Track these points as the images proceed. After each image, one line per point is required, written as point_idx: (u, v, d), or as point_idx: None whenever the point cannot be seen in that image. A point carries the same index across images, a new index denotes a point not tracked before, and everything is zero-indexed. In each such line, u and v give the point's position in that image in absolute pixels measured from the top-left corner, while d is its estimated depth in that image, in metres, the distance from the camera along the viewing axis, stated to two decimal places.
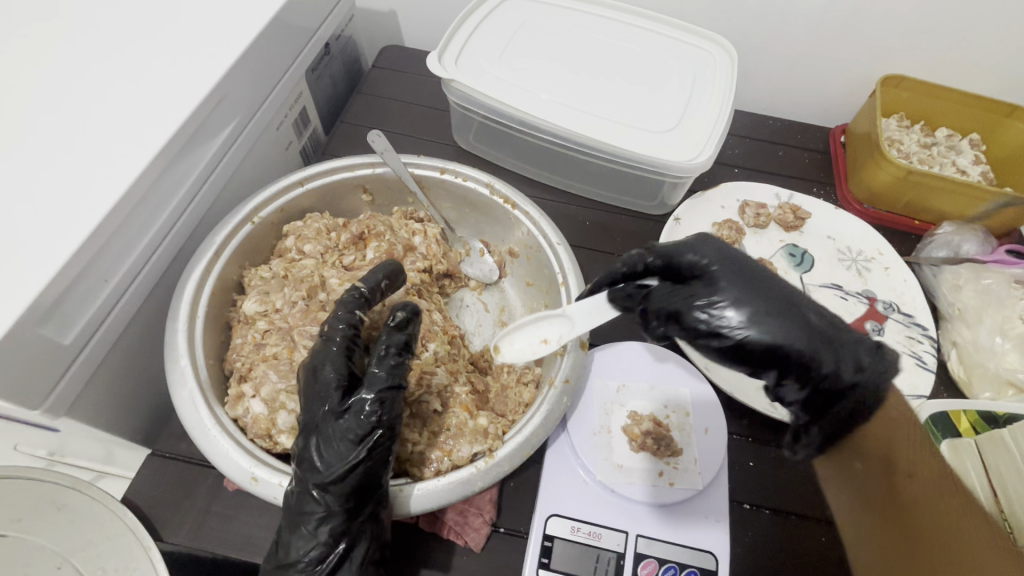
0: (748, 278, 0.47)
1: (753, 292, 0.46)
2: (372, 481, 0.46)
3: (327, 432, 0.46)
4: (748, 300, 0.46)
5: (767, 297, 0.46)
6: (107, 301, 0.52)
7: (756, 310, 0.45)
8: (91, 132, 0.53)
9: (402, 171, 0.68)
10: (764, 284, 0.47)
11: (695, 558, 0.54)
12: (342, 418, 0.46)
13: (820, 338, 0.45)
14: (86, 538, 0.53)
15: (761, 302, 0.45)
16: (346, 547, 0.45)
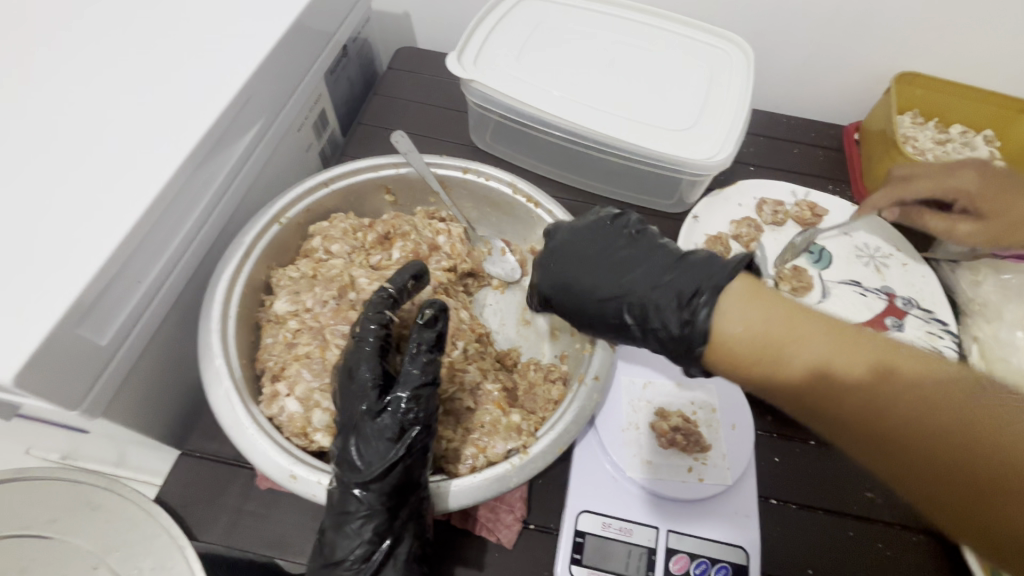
0: (593, 260, 0.54)
1: (599, 258, 0.53)
2: (413, 478, 0.46)
3: (365, 431, 0.46)
4: (573, 286, 0.53)
5: (595, 272, 0.53)
6: (140, 302, 0.52)
7: (591, 284, 0.52)
8: (123, 134, 0.54)
9: (425, 171, 0.68)
10: (607, 253, 0.54)
11: (726, 552, 0.54)
12: (379, 417, 0.46)
13: (649, 280, 0.50)
14: (121, 538, 0.53)
15: (588, 273, 0.53)
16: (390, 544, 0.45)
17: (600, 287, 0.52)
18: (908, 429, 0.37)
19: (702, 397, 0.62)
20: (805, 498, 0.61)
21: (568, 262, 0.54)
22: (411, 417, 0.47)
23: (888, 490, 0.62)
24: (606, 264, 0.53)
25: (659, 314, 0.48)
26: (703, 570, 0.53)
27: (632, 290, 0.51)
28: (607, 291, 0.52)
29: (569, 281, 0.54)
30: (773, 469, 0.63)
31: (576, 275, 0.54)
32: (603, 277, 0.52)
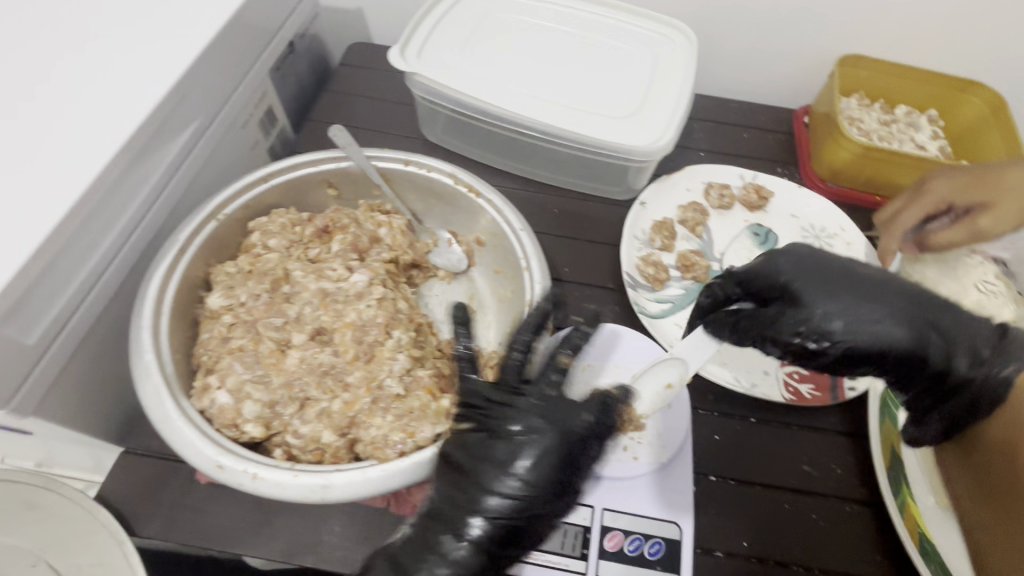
0: (844, 275, 0.52)
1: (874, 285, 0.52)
2: (497, 467, 0.49)
3: (514, 437, 0.50)
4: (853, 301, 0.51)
5: (828, 286, 0.52)
6: (70, 300, 0.53)
7: (837, 306, 0.51)
8: (49, 134, 0.53)
9: (366, 165, 0.69)
10: (827, 274, 0.53)
11: (659, 527, 0.55)
12: (529, 421, 0.51)
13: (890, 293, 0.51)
14: (61, 535, 0.54)
15: (852, 298, 0.51)
16: (456, 528, 0.48)
17: (829, 303, 0.51)
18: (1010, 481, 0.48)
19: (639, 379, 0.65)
20: (742, 473, 0.62)
21: (811, 286, 0.52)
22: (472, 419, 0.52)
23: (824, 463, 0.64)
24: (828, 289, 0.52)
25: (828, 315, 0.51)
26: (637, 545, 0.55)
27: (889, 325, 0.50)
28: (885, 326, 0.50)
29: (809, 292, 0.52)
30: (712, 446, 0.64)
31: (818, 294, 0.52)
32: (835, 293, 0.52)
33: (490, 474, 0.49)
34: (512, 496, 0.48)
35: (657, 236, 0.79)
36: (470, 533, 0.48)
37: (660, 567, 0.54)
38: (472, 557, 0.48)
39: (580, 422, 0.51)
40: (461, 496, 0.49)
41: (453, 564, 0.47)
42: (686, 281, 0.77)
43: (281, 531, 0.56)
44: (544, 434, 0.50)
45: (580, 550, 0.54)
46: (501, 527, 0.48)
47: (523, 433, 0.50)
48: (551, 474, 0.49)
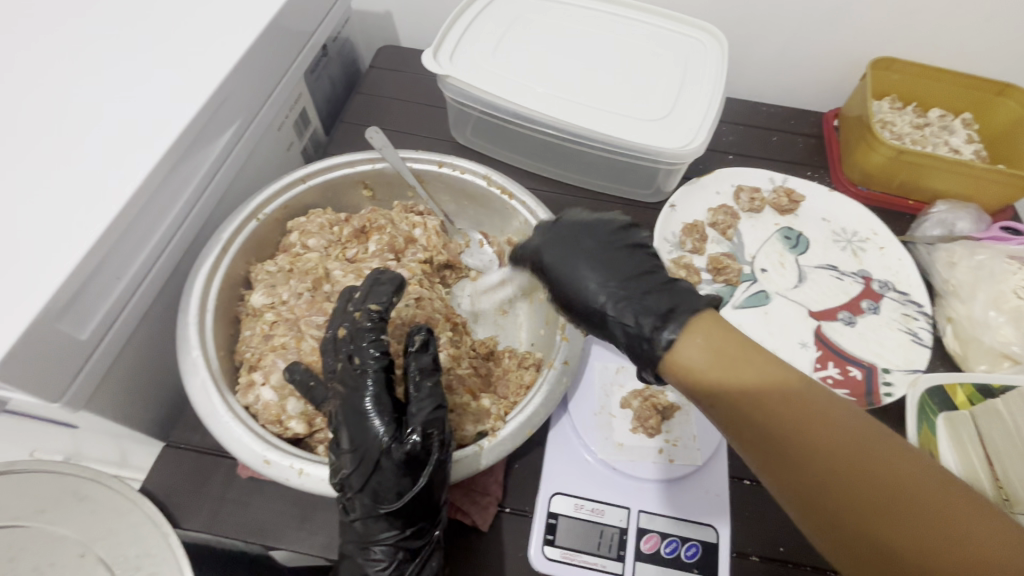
0: (571, 250, 0.55)
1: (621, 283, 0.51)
2: (361, 440, 0.47)
3: (345, 428, 0.48)
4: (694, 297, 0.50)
5: (582, 257, 0.54)
6: (121, 297, 0.54)
7: (577, 274, 0.53)
8: (99, 134, 0.55)
9: (401, 166, 0.70)
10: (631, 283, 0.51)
11: (696, 531, 0.55)
12: (340, 413, 0.48)
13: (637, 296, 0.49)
14: (108, 527, 0.55)
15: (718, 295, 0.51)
16: (369, 512, 0.47)
17: (597, 278, 0.52)
18: (839, 473, 0.37)
19: None
20: None
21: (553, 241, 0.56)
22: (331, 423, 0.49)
23: None
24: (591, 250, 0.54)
25: (630, 312, 0.48)
26: (673, 548, 0.55)
27: (597, 282, 0.52)
28: (592, 287, 0.52)
29: (553, 261, 0.56)
30: None
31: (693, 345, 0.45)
32: (592, 263, 0.53)
33: (360, 448, 0.47)
34: (360, 467, 0.46)
35: (688, 239, 0.80)
36: (368, 512, 0.47)
37: (698, 570, 0.53)
38: (399, 521, 0.47)
39: (368, 377, 0.48)
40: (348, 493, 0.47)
41: (388, 532, 0.48)
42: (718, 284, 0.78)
43: (323, 527, 0.56)
44: (348, 404, 0.48)
45: (617, 552, 0.54)
46: (401, 490, 0.47)
47: (344, 410, 0.48)
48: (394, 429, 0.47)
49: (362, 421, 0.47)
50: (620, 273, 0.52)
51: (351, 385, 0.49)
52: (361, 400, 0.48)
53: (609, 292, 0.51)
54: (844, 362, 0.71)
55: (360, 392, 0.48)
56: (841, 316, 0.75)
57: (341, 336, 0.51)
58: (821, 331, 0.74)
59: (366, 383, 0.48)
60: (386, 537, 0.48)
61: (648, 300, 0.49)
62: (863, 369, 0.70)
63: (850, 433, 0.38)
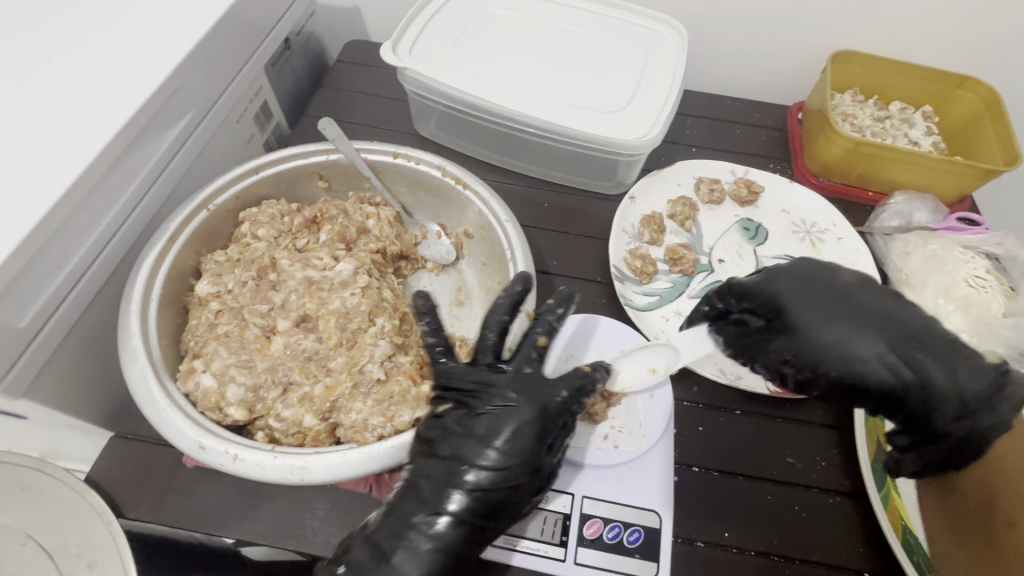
0: (829, 296, 0.57)
1: (868, 324, 0.55)
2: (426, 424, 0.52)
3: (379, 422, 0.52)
4: (839, 344, 0.55)
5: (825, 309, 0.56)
6: (62, 286, 0.54)
7: (837, 334, 0.55)
8: (41, 123, 0.55)
9: (355, 157, 0.70)
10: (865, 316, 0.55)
11: (639, 516, 0.56)
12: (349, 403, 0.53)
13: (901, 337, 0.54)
14: (49, 516, 0.55)
15: (852, 325, 0.55)
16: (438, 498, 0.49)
17: (833, 331, 0.55)
18: None
19: None
20: (726, 464, 0.63)
21: (801, 282, 0.58)
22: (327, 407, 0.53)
23: (809, 455, 0.64)
24: (820, 299, 0.57)
25: (827, 342, 0.55)
26: (616, 533, 0.55)
27: (862, 339, 0.54)
28: (866, 350, 0.54)
29: (798, 308, 0.57)
30: (693, 437, 0.64)
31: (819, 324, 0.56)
32: (834, 314, 0.56)
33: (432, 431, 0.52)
34: (395, 448, 0.50)
35: (645, 230, 0.80)
36: (445, 507, 0.48)
37: (640, 555, 0.54)
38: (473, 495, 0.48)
39: (557, 397, 0.52)
40: (421, 489, 0.49)
41: (445, 515, 0.48)
42: (674, 275, 0.78)
43: (267, 515, 0.56)
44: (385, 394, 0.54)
45: (559, 538, 0.55)
46: (453, 463, 0.50)
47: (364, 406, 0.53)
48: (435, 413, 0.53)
49: (466, 432, 0.51)
50: (881, 325, 0.55)
51: (532, 392, 0.52)
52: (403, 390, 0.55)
53: (881, 344, 0.54)
54: None
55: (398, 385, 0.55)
56: None
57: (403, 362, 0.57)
58: None
59: (508, 393, 0.52)
60: (437, 544, 0.47)
61: (899, 337, 0.54)
62: None
63: None
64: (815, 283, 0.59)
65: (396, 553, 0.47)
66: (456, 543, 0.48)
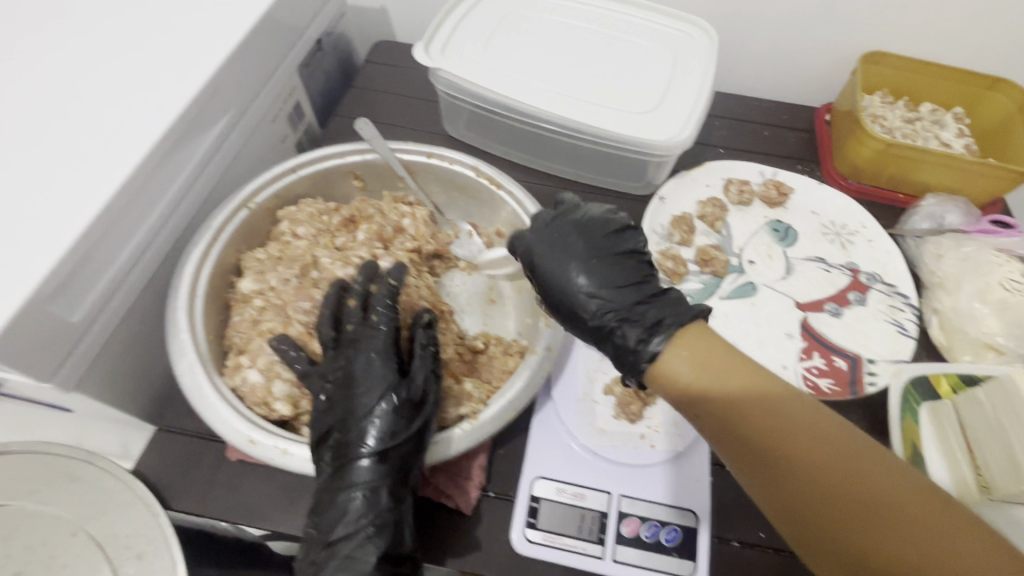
0: (598, 244, 0.55)
1: (600, 262, 0.54)
2: (355, 397, 0.49)
3: (332, 391, 0.50)
4: (559, 265, 0.55)
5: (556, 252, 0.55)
6: (111, 282, 0.55)
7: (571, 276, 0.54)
8: (92, 123, 0.56)
9: (390, 156, 0.71)
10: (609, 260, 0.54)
11: (676, 515, 0.56)
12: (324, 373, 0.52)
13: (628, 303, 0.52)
14: (98, 507, 0.56)
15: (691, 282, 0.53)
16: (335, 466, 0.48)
17: (581, 273, 0.53)
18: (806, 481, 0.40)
19: None
20: None
21: (540, 236, 0.56)
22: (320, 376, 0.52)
23: None
24: (585, 253, 0.54)
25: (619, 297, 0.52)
26: (653, 532, 0.55)
27: (585, 282, 0.53)
28: (590, 299, 0.53)
29: (544, 260, 0.55)
30: None
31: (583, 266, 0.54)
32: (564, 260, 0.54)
33: (358, 399, 0.49)
34: (344, 416, 0.49)
35: (675, 231, 0.80)
36: (358, 448, 0.47)
37: (677, 554, 0.54)
38: (374, 466, 0.47)
39: (378, 330, 0.52)
40: (343, 431, 0.48)
41: (360, 486, 0.47)
42: (705, 275, 0.78)
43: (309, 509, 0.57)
44: (343, 363, 0.51)
45: (597, 535, 0.55)
46: (391, 432, 0.48)
47: (330, 374, 0.51)
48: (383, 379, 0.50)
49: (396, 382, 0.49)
50: (615, 274, 0.54)
51: (365, 338, 0.52)
52: (357, 356, 0.51)
53: (591, 279, 0.53)
54: (828, 352, 0.71)
55: (364, 349, 0.51)
56: (828, 308, 0.76)
57: (351, 306, 0.54)
58: (806, 321, 0.74)
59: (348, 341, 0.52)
60: (359, 508, 0.46)
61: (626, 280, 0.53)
62: (848, 360, 0.71)
63: (814, 422, 0.42)
64: (557, 237, 0.56)
65: (348, 496, 0.46)
66: (376, 483, 0.47)
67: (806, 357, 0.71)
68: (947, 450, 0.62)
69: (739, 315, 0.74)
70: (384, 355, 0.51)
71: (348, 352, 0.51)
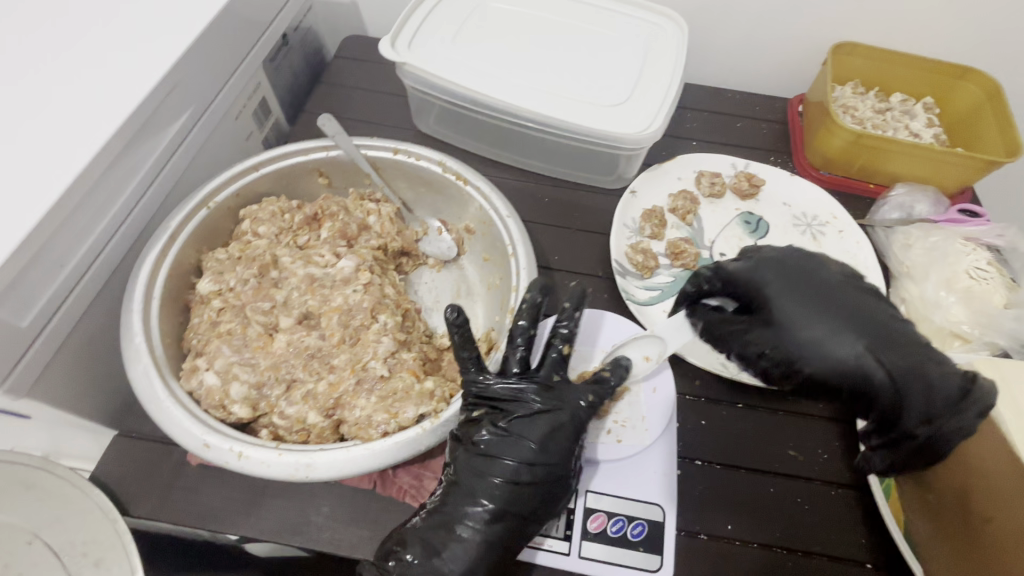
0: (820, 291, 0.56)
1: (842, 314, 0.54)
2: (520, 440, 0.55)
3: (505, 432, 0.55)
4: (819, 329, 0.54)
5: (805, 299, 0.56)
6: (63, 285, 0.54)
7: (816, 333, 0.54)
8: (40, 122, 0.54)
9: (355, 153, 0.70)
10: (826, 296, 0.56)
11: (643, 510, 0.56)
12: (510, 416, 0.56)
13: (898, 348, 0.53)
14: (56, 513, 0.55)
15: (811, 310, 0.55)
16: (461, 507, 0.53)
17: (814, 327, 0.54)
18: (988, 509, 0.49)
19: None
20: (728, 457, 0.63)
21: (778, 271, 0.58)
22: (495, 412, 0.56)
23: (811, 448, 0.64)
24: (815, 304, 0.55)
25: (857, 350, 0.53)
26: (620, 527, 0.56)
27: (837, 340, 0.53)
28: (844, 350, 0.53)
29: (781, 302, 0.57)
30: (696, 429, 0.64)
31: (802, 317, 0.55)
32: (813, 310, 0.55)
33: (512, 445, 0.54)
34: (507, 459, 0.54)
35: (647, 225, 0.79)
36: (498, 501, 0.53)
37: (644, 548, 0.54)
38: (506, 510, 0.53)
39: (582, 402, 0.57)
40: (467, 484, 0.54)
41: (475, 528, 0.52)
42: (675, 269, 0.77)
43: (271, 513, 0.56)
44: (553, 409, 0.56)
45: (563, 531, 0.56)
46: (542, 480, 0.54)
47: (530, 412, 0.56)
48: (563, 439, 0.55)
49: (507, 432, 0.55)
50: (862, 320, 0.54)
51: (562, 405, 0.56)
52: (552, 406, 0.56)
53: (858, 335, 0.53)
54: None
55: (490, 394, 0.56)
56: None
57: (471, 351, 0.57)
58: None
59: (529, 404, 0.56)
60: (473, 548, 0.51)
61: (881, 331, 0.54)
62: None
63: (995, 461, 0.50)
64: (817, 293, 0.56)
65: (444, 547, 0.51)
66: (501, 535, 0.52)
67: None
68: None
69: None
70: (576, 430, 0.56)
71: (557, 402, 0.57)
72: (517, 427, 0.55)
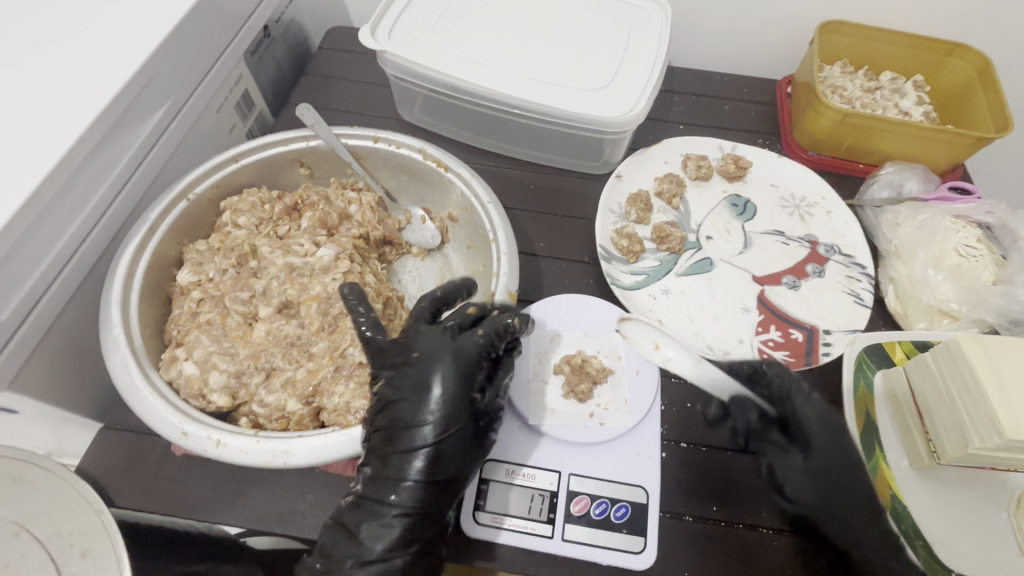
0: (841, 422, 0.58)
1: (847, 448, 0.57)
2: (416, 404, 0.50)
3: (400, 403, 0.50)
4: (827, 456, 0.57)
5: (832, 433, 0.57)
6: (42, 278, 0.54)
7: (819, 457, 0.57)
8: (14, 116, 0.54)
9: (335, 142, 0.69)
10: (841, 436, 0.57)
11: (625, 492, 0.57)
12: (397, 382, 0.51)
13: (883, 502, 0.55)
14: (42, 505, 0.55)
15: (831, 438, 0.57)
16: (382, 486, 0.49)
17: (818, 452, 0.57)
18: None
19: (607, 346, 0.67)
20: (714, 439, 0.62)
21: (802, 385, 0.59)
22: (393, 366, 0.52)
23: None
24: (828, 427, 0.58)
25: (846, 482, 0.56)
26: (603, 509, 0.56)
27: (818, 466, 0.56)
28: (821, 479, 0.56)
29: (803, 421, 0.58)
30: (682, 412, 0.64)
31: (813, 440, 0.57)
32: (832, 434, 0.57)
33: (413, 412, 0.50)
34: (400, 428, 0.50)
35: (632, 209, 0.79)
36: (411, 473, 0.49)
37: (626, 530, 0.55)
38: (419, 487, 0.49)
39: (472, 337, 0.53)
40: (381, 467, 0.50)
41: (399, 508, 0.48)
42: (661, 253, 0.77)
43: (255, 501, 0.57)
44: (439, 364, 0.51)
45: (546, 515, 0.56)
46: (441, 451, 0.49)
47: (412, 371, 0.51)
48: (460, 401, 0.50)
49: (403, 398, 0.50)
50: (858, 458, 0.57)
51: (444, 346, 0.52)
52: (433, 367, 0.51)
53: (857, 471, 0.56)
54: (786, 325, 0.71)
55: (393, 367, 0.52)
56: (786, 281, 0.75)
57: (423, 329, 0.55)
58: (764, 295, 0.73)
59: (411, 360, 0.51)
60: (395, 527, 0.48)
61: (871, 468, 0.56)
62: (804, 331, 0.70)
63: None
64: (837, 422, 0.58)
65: (364, 529, 0.49)
66: (423, 504, 0.49)
67: (763, 331, 0.70)
68: (899, 416, 0.62)
69: (696, 290, 0.74)
70: (463, 363, 0.51)
71: (433, 359, 0.51)
72: (401, 388, 0.51)
